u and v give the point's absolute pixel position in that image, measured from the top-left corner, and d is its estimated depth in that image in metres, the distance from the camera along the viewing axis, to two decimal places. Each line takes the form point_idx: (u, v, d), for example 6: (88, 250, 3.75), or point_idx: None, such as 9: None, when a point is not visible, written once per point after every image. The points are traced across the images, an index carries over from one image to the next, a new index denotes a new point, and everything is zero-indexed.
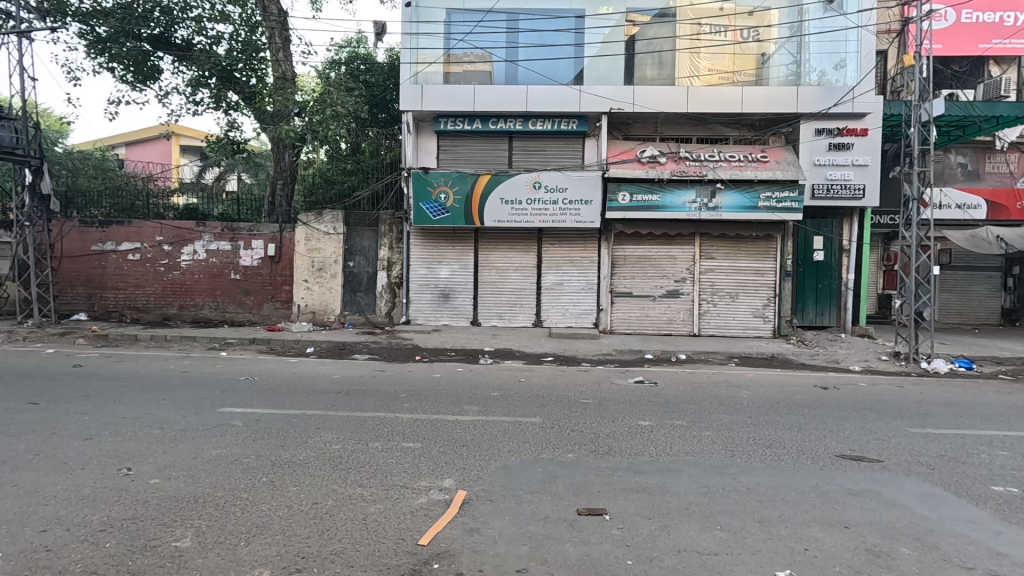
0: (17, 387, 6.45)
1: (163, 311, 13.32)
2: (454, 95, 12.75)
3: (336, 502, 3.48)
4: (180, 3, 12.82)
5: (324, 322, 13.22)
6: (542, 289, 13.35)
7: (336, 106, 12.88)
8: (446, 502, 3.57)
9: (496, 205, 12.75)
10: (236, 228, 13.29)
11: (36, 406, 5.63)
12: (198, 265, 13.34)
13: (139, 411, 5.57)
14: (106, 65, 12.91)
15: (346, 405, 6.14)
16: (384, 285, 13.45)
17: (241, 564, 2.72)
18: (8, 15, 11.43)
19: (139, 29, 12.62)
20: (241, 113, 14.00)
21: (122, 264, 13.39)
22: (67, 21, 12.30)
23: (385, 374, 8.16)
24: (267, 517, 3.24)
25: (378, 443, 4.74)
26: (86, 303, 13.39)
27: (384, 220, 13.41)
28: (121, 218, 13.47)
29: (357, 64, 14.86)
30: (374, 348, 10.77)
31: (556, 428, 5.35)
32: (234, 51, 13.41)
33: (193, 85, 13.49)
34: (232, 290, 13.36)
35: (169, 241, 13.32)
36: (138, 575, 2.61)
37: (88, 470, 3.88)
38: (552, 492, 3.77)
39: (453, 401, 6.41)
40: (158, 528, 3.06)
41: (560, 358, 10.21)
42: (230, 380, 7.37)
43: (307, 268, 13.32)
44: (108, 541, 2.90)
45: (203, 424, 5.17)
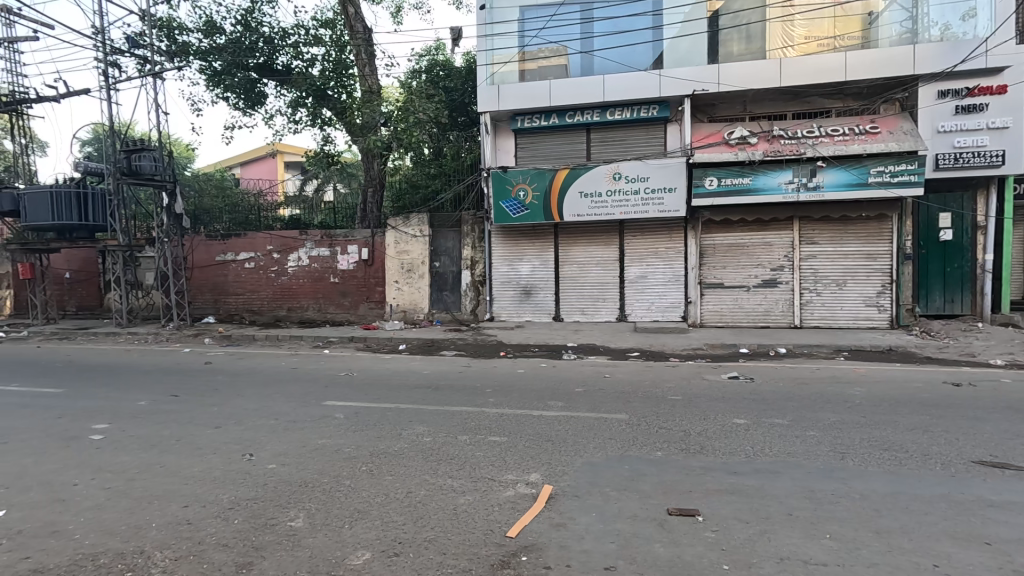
0: (163, 382, 7.47)
1: (275, 313, 14.74)
2: (530, 92, 12.80)
3: (429, 491, 3.66)
4: (281, 33, 14.08)
5: (414, 320, 13.88)
6: (625, 282, 13.05)
7: (419, 113, 13.47)
8: (533, 496, 3.61)
9: (575, 199, 12.64)
10: (333, 236, 14.35)
11: (178, 399, 6.48)
12: (303, 271, 14.59)
13: (258, 403, 6.22)
14: (222, 95, 14.48)
15: (436, 399, 6.42)
16: (468, 283, 13.84)
17: (345, 545, 2.95)
18: (145, 60, 13.20)
19: (248, 60, 14.03)
20: (334, 128, 15.07)
21: (241, 272, 15.00)
22: (190, 59, 13.96)
23: (471, 370, 8.41)
24: (367, 503, 3.48)
25: (467, 436, 4.90)
26: (213, 308, 15.17)
27: (466, 220, 13.80)
28: (239, 231, 15.07)
29: (437, 71, 15.41)
30: (460, 345, 11.15)
31: (643, 425, 5.21)
32: (326, 71, 14.53)
33: (292, 106, 14.73)
34: (332, 293, 14.45)
35: (277, 249, 14.70)
36: (260, 550, 2.91)
37: (218, 455, 4.40)
38: (640, 491, 3.68)
39: (537, 397, 6.47)
40: (275, 508, 3.40)
41: (646, 354, 9.90)
42: (333, 375, 8.01)
43: (397, 270, 14.06)
44: (236, 518, 3.27)
45: (311, 415, 5.67)
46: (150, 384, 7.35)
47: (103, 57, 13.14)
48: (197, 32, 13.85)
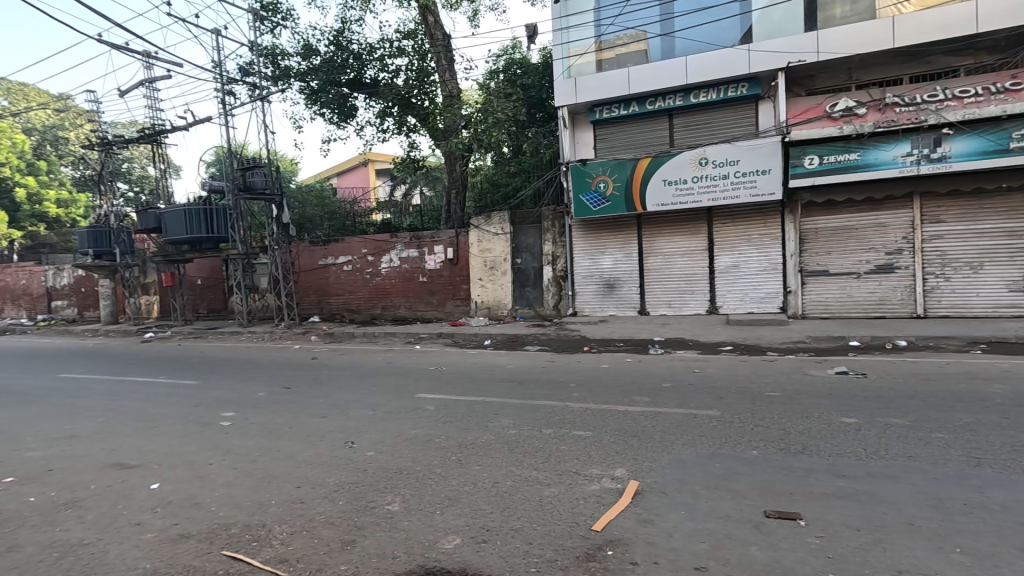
0: (278, 375, 8.30)
1: (370, 311, 15.77)
2: (607, 82, 12.53)
3: (515, 482, 3.76)
4: (368, 48, 14.99)
5: (498, 316, 14.18)
6: (715, 273, 12.38)
7: (497, 113, 13.68)
8: (618, 491, 3.57)
9: (658, 187, 12.19)
10: (421, 237, 15.06)
11: (290, 390, 7.17)
12: (394, 271, 15.44)
13: (357, 395, 6.72)
14: (319, 112, 15.67)
15: (521, 393, 6.53)
16: (550, 278, 13.87)
17: (437, 529, 3.11)
18: (254, 85, 14.66)
19: (340, 76, 15.08)
20: (419, 134, 15.78)
21: (340, 274, 16.19)
22: (291, 81, 15.28)
23: (554, 365, 8.44)
24: (456, 491, 3.65)
25: (551, 430, 4.95)
26: (317, 308, 16.55)
27: (546, 216, 13.84)
28: (337, 237, 16.28)
29: (513, 69, 15.54)
30: (544, 340, 11.23)
31: (737, 422, 4.93)
32: (410, 80, 15.25)
33: (380, 116, 15.62)
34: (421, 291, 15.17)
35: (371, 252, 15.70)
36: (362, 529, 3.16)
37: (325, 442, 4.83)
38: (733, 490, 3.50)
39: (622, 392, 6.36)
40: (374, 492, 3.67)
41: (740, 348, 9.33)
42: (424, 370, 8.43)
43: (481, 267, 14.43)
44: (340, 499, 3.58)
45: (405, 407, 6.03)
46: (267, 377, 8.20)
47: (220, 87, 14.78)
48: (297, 56, 15.11)
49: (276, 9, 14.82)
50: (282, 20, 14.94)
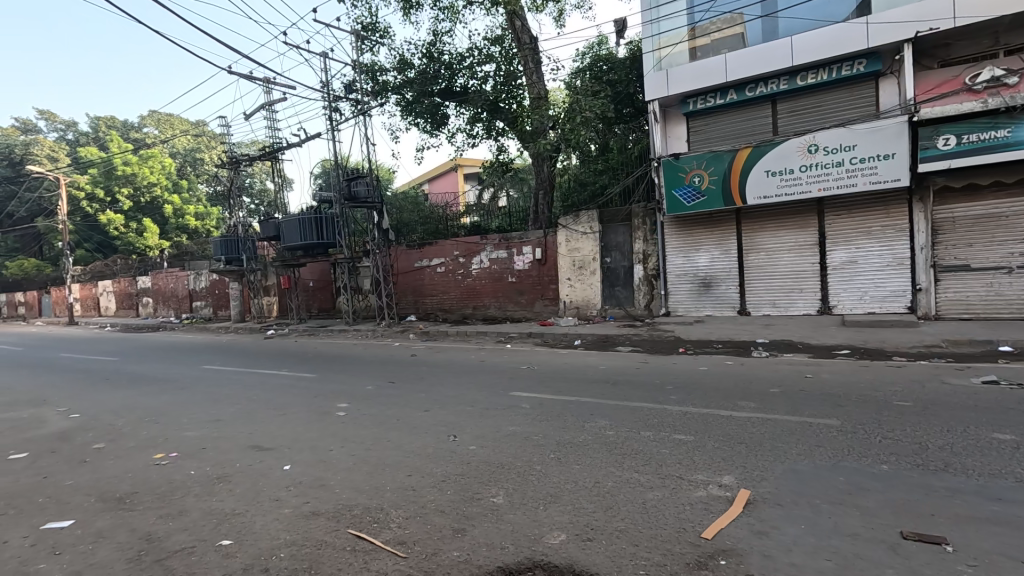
0: (384, 371, 8.92)
1: (462, 311, 16.34)
2: (702, 71, 11.99)
3: (616, 483, 3.73)
4: (458, 58, 15.57)
5: (587, 315, 14.06)
6: (828, 269, 11.35)
7: (585, 112, 13.51)
8: (726, 499, 3.41)
9: (760, 179, 11.42)
10: (510, 238, 15.34)
11: (394, 385, 7.67)
12: (484, 272, 15.87)
13: (456, 391, 7.02)
14: (414, 122, 16.53)
15: (616, 394, 6.45)
16: (641, 277, 13.50)
17: (542, 525, 3.18)
18: (357, 101, 15.82)
19: (433, 87, 15.80)
20: (507, 137, 16.13)
21: (434, 276, 16.95)
22: (388, 95, 16.26)
23: (649, 366, 8.23)
24: (558, 488, 3.70)
25: (650, 432, 4.84)
26: (414, 308, 17.48)
27: (636, 213, 13.49)
28: (431, 240, 17.09)
29: (599, 66, 15.24)
30: (636, 340, 10.98)
31: (861, 433, 4.51)
32: (498, 85, 15.61)
33: (470, 122, 16.14)
34: (511, 291, 15.43)
35: (462, 254, 16.27)
36: (470, 519, 3.31)
37: (430, 434, 5.10)
38: (861, 507, 3.22)
39: (725, 396, 6.05)
40: (479, 484, 3.83)
41: (859, 351, 8.49)
42: (517, 368, 8.61)
43: (569, 267, 14.36)
44: (448, 489, 3.77)
45: (502, 404, 6.19)
46: (373, 372, 8.82)
47: (328, 105, 16.12)
48: (393, 71, 16.05)
49: (375, 28, 15.85)
50: (380, 39, 15.96)
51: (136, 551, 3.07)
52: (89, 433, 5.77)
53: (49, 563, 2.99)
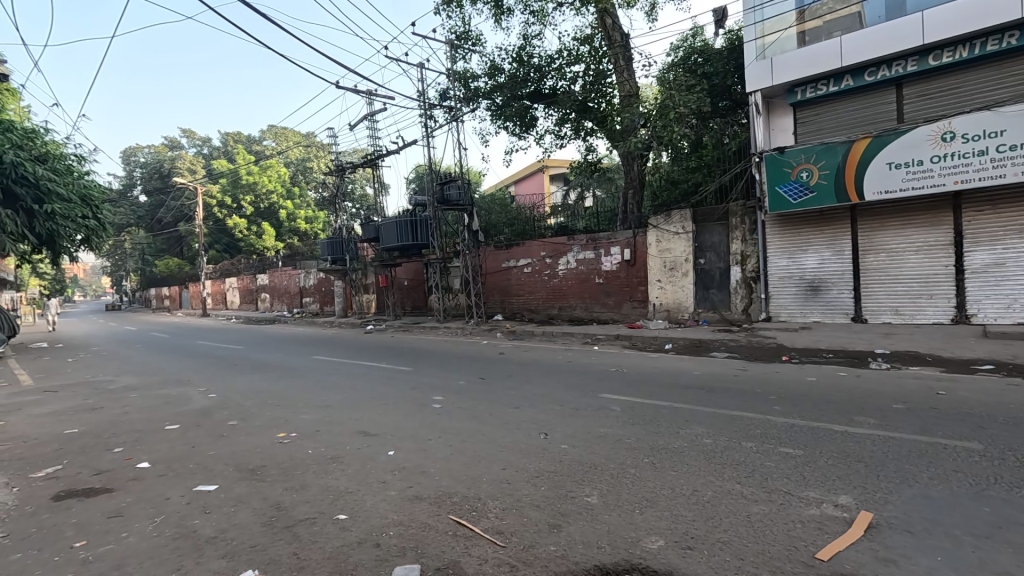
0: (474, 367, 9.23)
1: (548, 311, 16.41)
2: (812, 57, 11.10)
3: (716, 493, 3.58)
4: (548, 60, 15.67)
5: (678, 319, 13.52)
6: (966, 273, 10.01)
7: (679, 107, 12.83)
8: (844, 520, 3.14)
9: (881, 172, 10.31)
10: (597, 239, 15.17)
11: (485, 381, 7.91)
12: (571, 272, 15.82)
13: (545, 390, 7.11)
14: (504, 125, 16.90)
15: (713, 401, 6.17)
16: (739, 280, 12.71)
17: (640, 528, 3.14)
18: (450, 108, 16.48)
19: (522, 90, 16.01)
20: (596, 137, 16.01)
21: (521, 276, 17.19)
22: (479, 100, 16.72)
23: (748, 373, 7.76)
24: (654, 493, 3.62)
25: (752, 443, 4.58)
26: (501, 307, 17.86)
27: (734, 212, 12.71)
28: (519, 241, 17.36)
29: (693, 58, 14.51)
30: (733, 346, 10.38)
31: (1010, 460, 3.95)
32: (587, 85, 15.50)
33: (559, 123, 16.17)
34: (598, 292, 15.24)
35: (549, 254, 16.34)
36: (566, 516, 3.34)
37: (521, 431, 5.22)
38: (1013, 543, 2.82)
39: (837, 409, 5.56)
40: (573, 483, 3.85)
41: (1005, 367, 7.40)
42: (606, 370, 8.52)
43: (659, 268, 13.88)
44: (543, 485, 3.84)
45: (592, 405, 6.17)
46: (464, 368, 9.17)
47: (423, 113, 16.95)
48: (484, 76, 16.48)
49: (467, 37, 16.39)
50: (472, 47, 16.50)
51: (269, 517, 3.46)
52: (225, 411, 6.57)
53: (202, 520, 3.46)
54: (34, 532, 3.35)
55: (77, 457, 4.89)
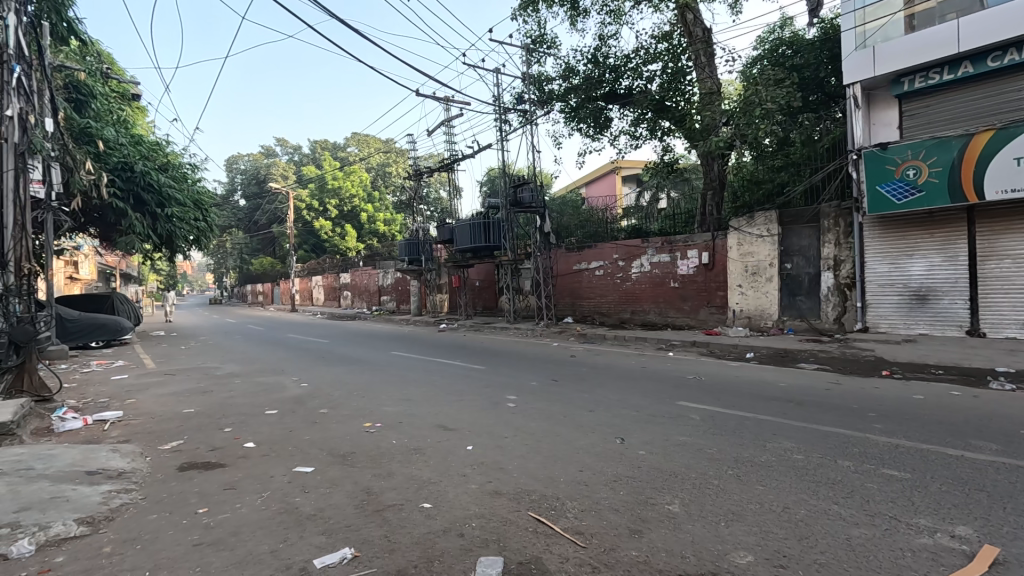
0: (546, 369, 9.27)
1: (620, 315, 16.10)
2: (923, 43, 10.12)
3: (811, 512, 3.37)
4: (624, 60, 15.39)
5: (761, 327, 12.80)
6: None
7: (765, 103, 12.08)
8: (962, 553, 2.85)
9: (1007, 168, 9.20)
10: (673, 241, 14.71)
11: (557, 383, 7.92)
12: (645, 276, 15.43)
13: (620, 395, 7.01)
14: (577, 127, 16.84)
15: (803, 415, 5.80)
16: (831, 287, 11.81)
17: (726, 541, 3.03)
18: (524, 111, 16.66)
19: (597, 91, 15.83)
20: (674, 136, 15.56)
21: (592, 279, 17.01)
22: (553, 103, 16.77)
23: (842, 388, 7.21)
24: (740, 507, 3.47)
25: (850, 462, 4.26)
26: (571, 310, 17.76)
27: (826, 213, 11.83)
28: (591, 243, 17.18)
29: (781, 50, 13.65)
30: (823, 357, 9.68)
31: None
32: (664, 83, 15.08)
33: (634, 123, 15.89)
34: (673, 297, 14.75)
35: (622, 257, 16.05)
36: (646, 522, 3.29)
37: (598, 434, 5.18)
38: None
39: (951, 432, 5.03)
40: (653, 490, 3.78)
41: None
42: (683, 377, 8.25)
43: (741, 273, 13.19)
44: (622, 490, 3.81)
45: (669, 413, 6.01)
46: (537, 369, 9.24)
47: (498, 117, 17.28)
48: (559, 79, 16.49)
49: (543, 40, 16.50)
50: (547, 50, 16.58)
51: (361, 501, 3.69)
52: (317, 399, 7.08)
53: (302, 498, 3.76)
54: (165, 497, 3.81)
55: (194, 434, 5.47)
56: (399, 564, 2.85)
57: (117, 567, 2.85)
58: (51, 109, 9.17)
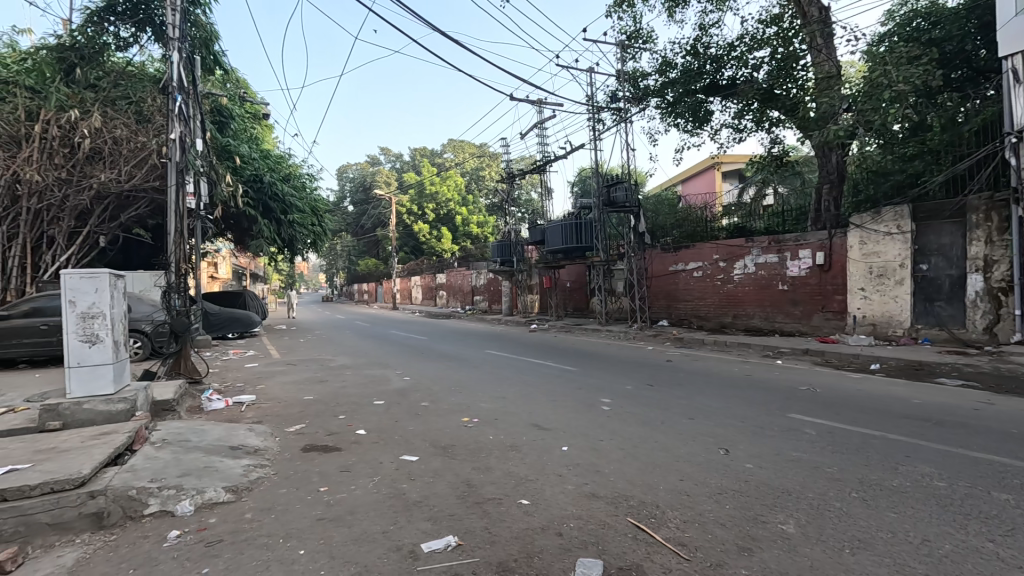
0: (641, 373, 9.02)
1: (720, 319, 15.20)
2: None
3: (958, 548, 2.96)
4: (727, 49, 14.49)
5: (888, 335, 11.45)
6: None
7: (896, 85, 10.65)
8: None
9: None
10: (782, 240, 13.59)
11: (653, 388, 7.68)
12: (749, 278, 14.41)
13: (721, 404, 6.63)
14: (675, 122, 16.19)
15: (944, 437, 5.09)
16: (980, 291, 10.25)
17: (851, 570, 2.76)
18: (619, 109, 16.31)
19: (697, 84, 15.04)
20: (783, 127, 14.41)
21: (690, 280, 16.20)
22: (649, 99, 16.24)
23: (995, 408, 6.22)
24: (868, 534, 3.14)
25: (1009, 495, 3.66)
26: (666, 313, 17.09)
27: (974, 207, 10.32)
28: (688, 243, 16.37)
29: (915, 24, 11.95)
30: (969, 372, 8.43)
31: None
32: (773, 70, 13.97)
33: (738, 115, 14.95)
34: (781, 301, 13.63)
35: (723, 258, 15.12)
36: (758, 541, 3.08)
37: (699, 444, 4.95)
38: None
39: None
40: (763, 507, 3.53)
41: None
42: (794, 388, 7.60)
43: (864, 275, 11.86)
44: (728, 504, 3.59)
45: (779, 426, 5.57)
46: (631, 373, 9.01)
47: (591, 117, 17.10)
48: (655, 74, 15.93)
49: (638, 35, 16.03)
50: (643, 45, 16.10)
51: (463, 493, 3.84)
52: (418, 393, 7.49)
53: (408, 485, 4.01)
54: (293, 474, 4.26)
55: (314, 419, 6.04)
56: (500, 557, 2.93)
57: (257, 532, 3.24)
58: (201, 129, 10.58)
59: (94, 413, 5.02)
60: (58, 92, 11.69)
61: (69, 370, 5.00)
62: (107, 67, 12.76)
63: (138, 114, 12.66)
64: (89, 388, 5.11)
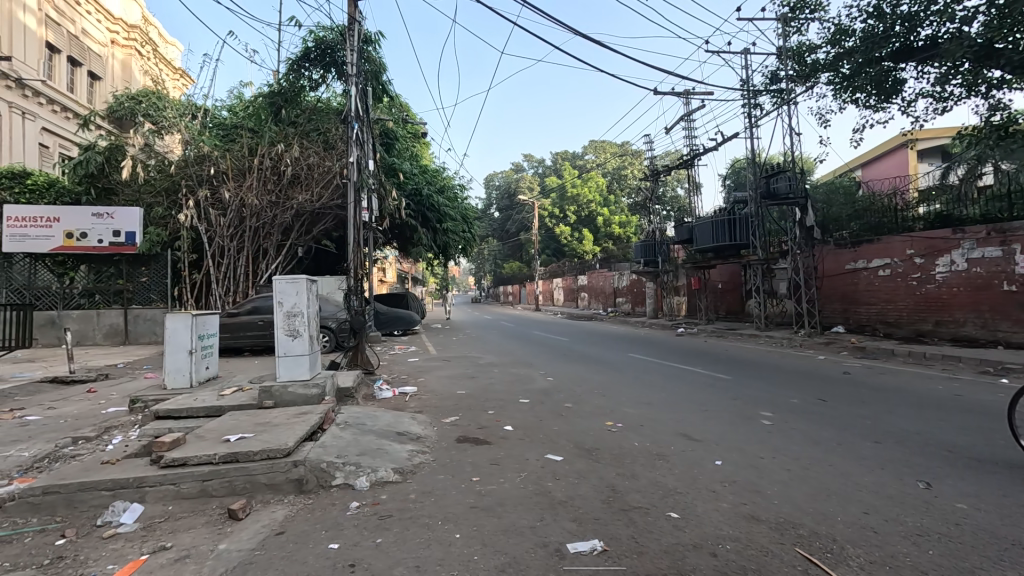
0: (810, 385, 7.96)
1: (916, 326, 12.78)
2: None
3: None
4: (924, 3, 12.08)
5: None
6: None
7: None
8: None
9: None
10: (1008, 230, 10.95)
11: (825, 403, 6.74)
12: (957, 277, 11.86)
13: (919, 428, 5.55)
14: (854, 98, 14.04)
15: None
16: None
17: None
18: (781, 90, 14.61)
19: (882, 50, 12.80)
20: (1009, 88, 11.59)
21: (874, 280, 13.87)
22: (819, 75, 14.29)
23: None
24: None
25: None
26: (842, 318, 14.89)
27: None
28: (872, 237, 14.02)
29: None
30: None
31: None
32: (993, 20, 11.05)
33: (941, 82, 12.44)
34: (1006, 305, 11.00)
35: (921, 253, 12.66)
36: None
37: (888, 473, 4.21)
38: None
39: None
40: (982, 559, 2.88)
41: None
42: None
43: None
44: (930, 549, 3.00)
45: (1005, 460, 4.48)
46: (798, 384, 8.02)
47: (747, 102, 15.63)
48: (826, 46, 13.98)
49: (804, 5, 14.25)
50: (811, 14, 14.25)
51: (608, 497, 3.80)
52: (561, 394, 7.59)
53: (554, 484, 4.09)
54: (449, 462, 4.63)
55: (467, 413, 6.48)
56: (647, 569, 2.84)
57: (420, 512, 3.59)
58: (372, 150, 12.01)
59: (296, 395, 6.03)
60: (270, 131, 14.24)
61: (278, 358, 6.09)
62: (302, 106, 15.14)
63: (325, 142, 14.98)
64: (292, 374, 6.16)
